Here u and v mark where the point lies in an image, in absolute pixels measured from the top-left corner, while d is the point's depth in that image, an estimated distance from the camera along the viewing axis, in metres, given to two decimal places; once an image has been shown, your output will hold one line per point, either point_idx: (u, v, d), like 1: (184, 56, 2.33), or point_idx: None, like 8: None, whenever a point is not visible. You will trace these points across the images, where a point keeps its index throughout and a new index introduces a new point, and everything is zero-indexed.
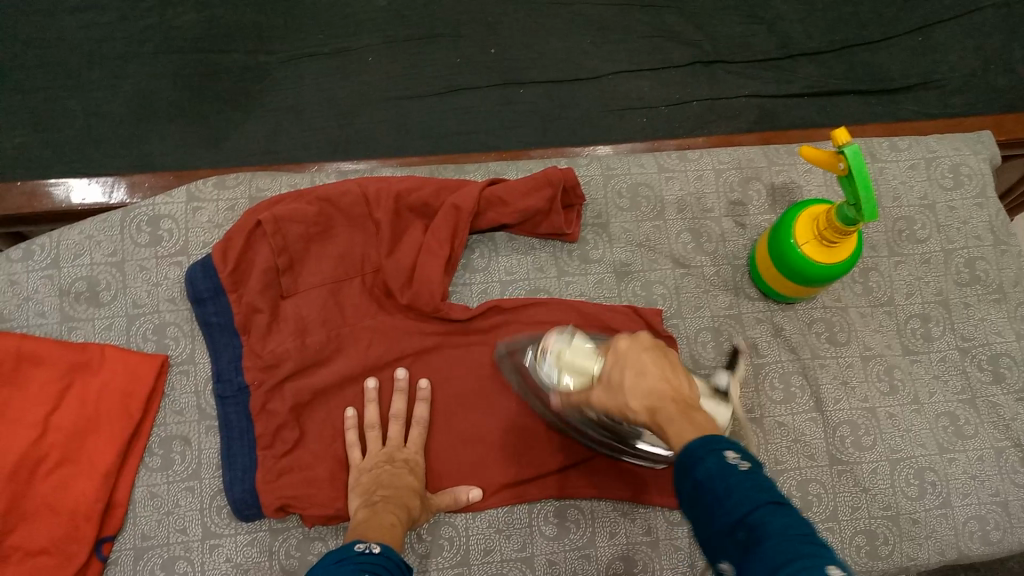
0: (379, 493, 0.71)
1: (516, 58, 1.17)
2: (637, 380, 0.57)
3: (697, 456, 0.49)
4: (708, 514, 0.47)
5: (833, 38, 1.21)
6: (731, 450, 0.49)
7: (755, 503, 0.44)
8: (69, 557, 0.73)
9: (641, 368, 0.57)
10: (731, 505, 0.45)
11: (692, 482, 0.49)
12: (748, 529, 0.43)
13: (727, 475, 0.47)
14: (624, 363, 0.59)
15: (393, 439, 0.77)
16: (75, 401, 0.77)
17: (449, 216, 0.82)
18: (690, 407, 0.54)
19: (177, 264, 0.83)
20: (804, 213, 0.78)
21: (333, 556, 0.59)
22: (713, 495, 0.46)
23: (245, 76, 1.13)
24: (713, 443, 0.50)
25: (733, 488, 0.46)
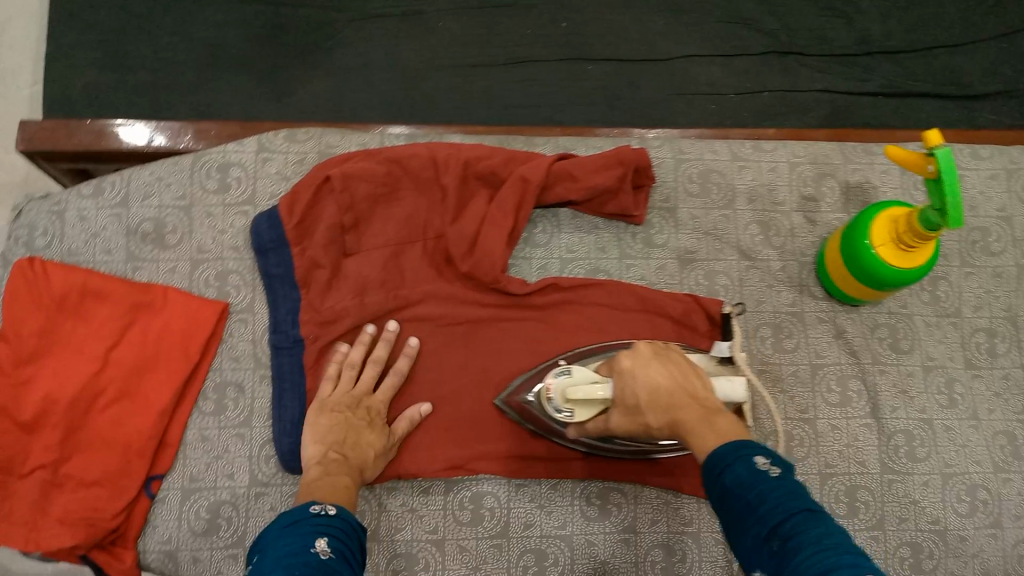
0: (338, 448, 0.71)
1: (588, 34, 1.15)
2: (651, 397, 0.62)
3: (726, 462, 0.52)
4: (738, 520, 0.49)
5: (917, 38, 1.17)
6: (761, 457, 0.51)
7: (787, 512, 0.47)
8: (120, 492, 0.75)
9: (650, 384, 0.63)
10: (763, 512, 0.47)
11: (721, 486, 0.51)
12: (781, 537, 0.46)
13: (759, 481, 0.49)
14: (633, 380, 0.64)
15: (364, 382, 0.77)
16: (135, 339, 0.78)
17: (517, 187, 0.81)
18: (710, 414, 0.59)
19: (243, 213, 0.83)
20: (882, 214, 0.76)
21: (287, 518, 0.59)
22: (745, 502, 0.49)
23: (313, 30, 1.13)
24: (742, 447, 0.53)
25: (764, 494, 0.48)
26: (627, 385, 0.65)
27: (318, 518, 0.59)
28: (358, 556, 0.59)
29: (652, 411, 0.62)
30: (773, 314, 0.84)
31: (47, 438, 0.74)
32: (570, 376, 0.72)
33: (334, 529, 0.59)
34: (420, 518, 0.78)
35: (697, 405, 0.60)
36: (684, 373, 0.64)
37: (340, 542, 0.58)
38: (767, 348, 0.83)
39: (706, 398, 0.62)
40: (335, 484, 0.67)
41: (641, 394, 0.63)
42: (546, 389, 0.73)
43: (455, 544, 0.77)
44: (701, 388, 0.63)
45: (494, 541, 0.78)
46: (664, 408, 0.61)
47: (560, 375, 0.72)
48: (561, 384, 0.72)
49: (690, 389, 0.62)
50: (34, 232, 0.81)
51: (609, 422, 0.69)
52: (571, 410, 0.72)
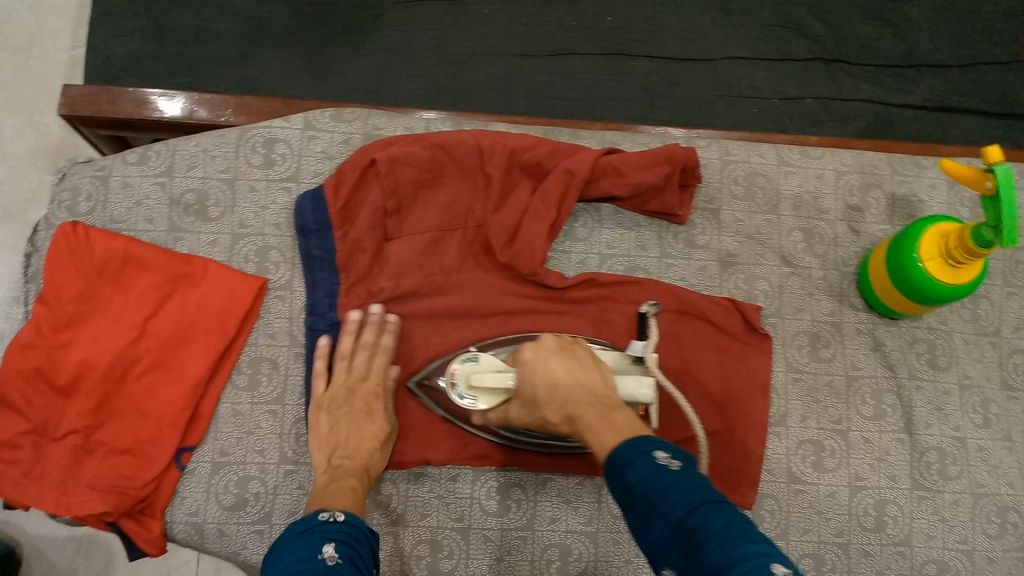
0: (340, 456, 0.71)
1: (634, 30, 1.14)
2: (551, 392, 0.63)
3: (627, 460, 0.52)
4: (644, 519, 0.49)
5: (966, 53, 1.15)
6: (661, 452, 0.51)
7: (690, 506, 0.46)
8: (151, 461, 0.75)
9: (551, 379, 0.63)
10: (668, 508, 0.47)
11: (624, 485, 0.51)
12: (686, 531, 0.45)
13: (661, 476, 0.49)
14: (536, 374, 0.65)
15: (359, 368, 0.76)
16: (174, 310, 0.78)
17: (562, 180, 0.80)
18: (607, 410, 0.59)
19: (286, 190, 0.83)
20: (932, 228, 0.75)
21: (299, 526, 0.60)
22: (648, 501, 0.49)
23: (358, 10, 1.12)
24: (641, 444, 0.53)
25: (668, 489, 0.48)
26: (530, 379, 0.66)
27: (327, 524, 0.60)
28: (369, 561, 0.60)
29: (551, 406, 0.63)
30: (811, 323, 0.84)
31: (81, 404, 0.75)
32: (476, 363, 0.74)
33: (343, 536, 0.59)
34: (446, 505, 0.78)
35: (596, 400, 0.61)
36: (586, 368, 0.65)
37: (348, 548, 0.58)
38: (803, 357, 0.83)
39: (606, 393, 0.62)
40: (341, 489, 0.67)
41: (542, 389, 0.64)
42: (449, 374, 0.75)
43: (481, 533, 0.77)
44: (603, 383, 0.63)
45: (519, 533, 0.77)
46: (562, 403, 0.62)
47: (466, 361, 0.74)
48: (466, 369, 0.73)
49: (592, 384, 0.62)
50: (78, 197, 0.82)
51: (507, 412, 0.72)
52: (474, 398, 0.74)
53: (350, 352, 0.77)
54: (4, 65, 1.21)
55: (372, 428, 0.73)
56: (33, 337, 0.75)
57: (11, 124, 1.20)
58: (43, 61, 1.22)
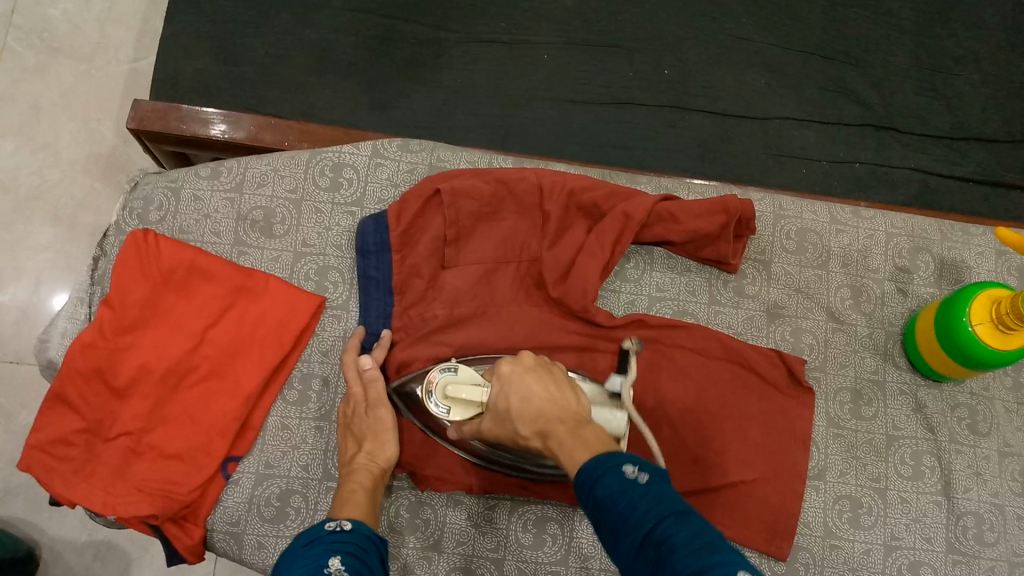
0: (346, 466, 0.73)
1: (687, 84, 1.18)
2: (523, 406, 0.61)
3: (596, 475, 0.49)
4: (613, 533, 0.47)
5: (1011, 129, 1.18)
6: (628, 465, 0.49)
7: (657, 515, 0.44)
8: (198, 468, 0.75)
9: (524, 393, 0.62)
10: (635, 519, 0.45)
11: (592, 500, 0.49)
12: (654, 542, 0.43)
13: (627, 489, 0.47)
14: (510, 390, 0.63)
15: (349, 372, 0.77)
16: (233, 321, 0.80)
17: (618, 222, 0.82)
18: (579, 426, 0.57)
19: (350, 214, 0.85)
20: (983, 293, 0.76)
21: (304, 537, 0.57)
22: (616, 515, 0.46)
23: (423, 48, 1.17)
24: (610, 458, 0.50)
25: (636, 502, 0.46)
26: (504, 393, 0.64)
27: (333, 535, 0.57)
28: (378, 571, 0.56)
29: (522, 421, 0.60)
30: (854, 379, 0.84)
31: (136, 406, 0.76)
32: (455, 374, 0.71)
33: (349, 545, 0.56)
34: (482, 534, 0.78)
35: (569, 416, 0.58)
36: (561, 387, 0.63)
37: (355, 558, 0.55)
38: (846, 412, 0.83)
39: (579, 411, 0.60)
40: (353, 499, 0.67)
41: (513, 402, 0.61)
42: (427, 381, 0.71)
43: (515, 565, 0.77)
44: (576, 400, 0.62)
45: (551, 568, 0.78)
46: (533, 418, 0.59)
47: (445, 370, 0.71)
48: (445, 379, 0.70)
49: (566, 401, 0.60)
50: (149, 205, 0.84)
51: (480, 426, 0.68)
52: (447, 408, 0.70)
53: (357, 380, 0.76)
54: (68, 72, 1.25)
55: (368, 430, 0.74)
56: (94, 337, 0.76)
57: (69, 129, 1.24)
58: (105, 71, 1.26)
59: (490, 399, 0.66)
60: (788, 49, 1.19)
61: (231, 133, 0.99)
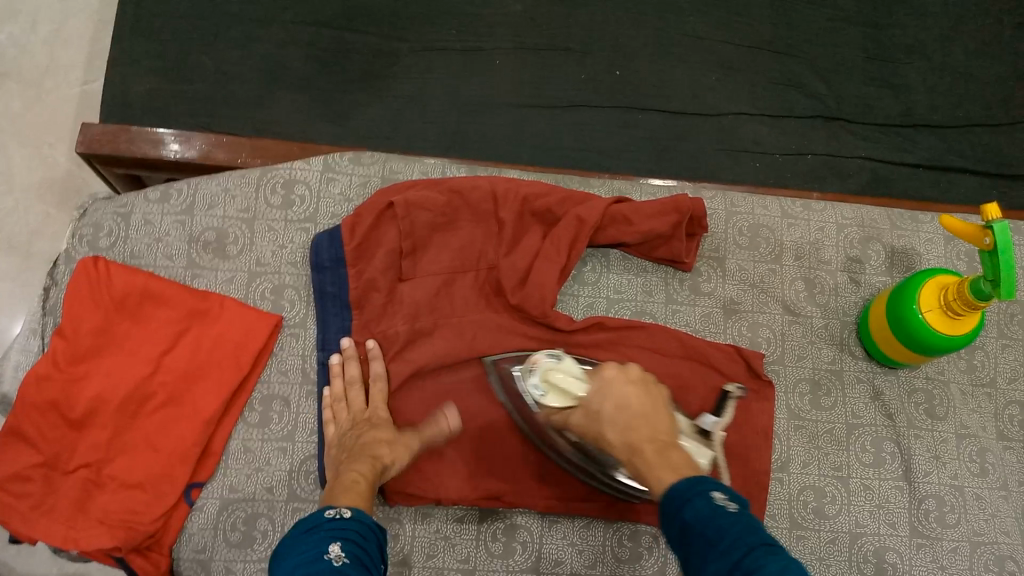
0: (347, 456, 0.72)
1: (640, 84, 1.19)
2: (619, 414, 0.67)
3: (686, 498, 0.53)
4: (699, 556, 0.49)
5: (957, 114, 1.20)
6: (719, 494, 0.52)
7: (747, 546, 0.47)
8: (160, 496, 0.74)
9: (622, 402, 0.68)
10: (725, 546, 0.47)
11: (680, 523, 0.52)
12: (742, 571, 0.45)
13: (717, 516, 0.50)
14: (608, 394, 0.69)
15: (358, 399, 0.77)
16: (190, 345, 0.79)
17: (572, 226, 0.83)
18: (666, 448, 0.62)
19: (304, 230, 0.85)
20: (932, 280, 0.78)
21: (304, 524, 0.59)
22: (705, 539, 0.49)
23: (375, 58, 1.16)
24: (700, 484, 0.54)
25: (724, 528, 0.48)
26: (603, 397, 0.69)
27: (334, 522, 0.59)
28: (376, 559, 0.58)
29: (616, 426, 0.66)
30: (813, 370, 0.86)
31: (94, 437, 0.75)
32: (559, 362, 0.75)
33: (350, 533, 0.58)
34: (452, 546, 0.78)
35: (658, 438, 0.64)
36: (657, 404, 0.68)
37: (356, 544, 0.57)
38: (805, 404, 0.84)
39: (668, 432, 0.65)
40: (355, 490, 0.66)
41: (610, 408, 0.68)
42: (531, 361, 0.76)
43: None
44: (667, 419, 0.67)
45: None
46: (625, 428, 0.66)
47: (550, 357, 0.76)
48: (547, 364, 0.75)
49: (658, 421, 0.66)
50: (99, 232, 0.83)
51: (568, 419, 0.73)
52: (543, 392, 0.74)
53: (343, 394, 0.78)
54: (17, 98, 1.23)
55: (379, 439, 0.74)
56: (49, 370, 0.75)
57: (21, 156, 1.22)
58: (55, 94, 1.24)
59: (587, 399, 0.71)
60: (737, 44, 1.21)
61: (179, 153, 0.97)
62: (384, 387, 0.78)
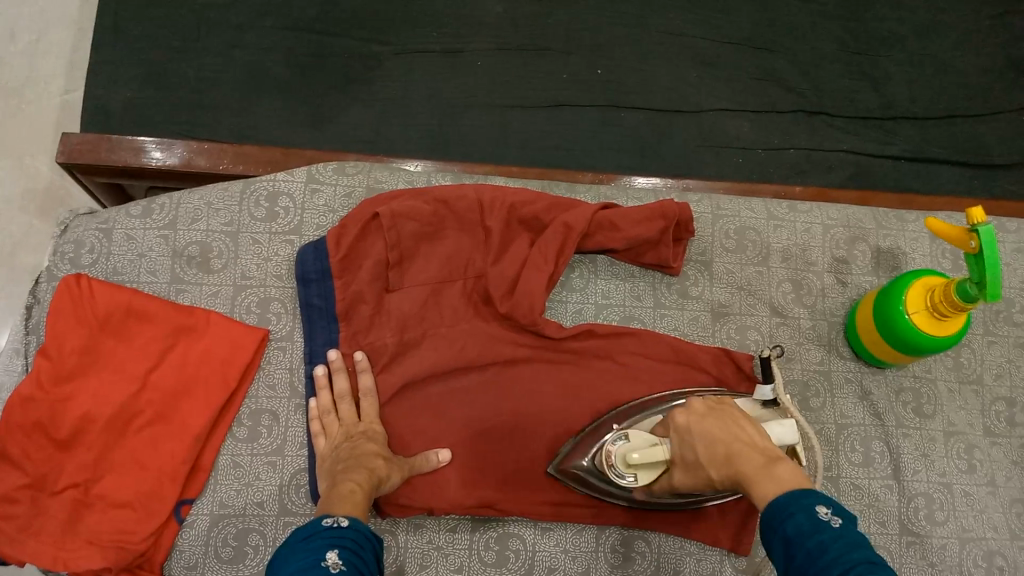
0: (341, 465, 0.71)
1: (623, 83, 1.18)
2: (711, 452, 0.63)
3: (787, 511, 0.52)
4: (800, 570, 0.49)
5: (940, 107, 1.21)
6: (822, 508, 0.51)
7: (849, 562, 0.46)
8: (150, 514, 0.74)
9: (708, 438, 0.64)
10: (826, 562, 0.47)
11: (781, 536, 0.51)
12: None
13: (818, 531, 0.49)
14: (692, 440, 0.66)
15: (348, 414, 0.76)
16: (176, 362, 0.78)
17: (559, 233, 0.82)
18: (771, 462, 0.59)
19: (289, 242, 0.84)
20: (918, 281, 0.78)
21: (302, 530, 0.57)
22: (805, 553, 0.49)
23: (356, 62, 1.15)
24: (803, 499, 0.53)
25: (826, 544, 0.48)
26: (687, 445, 0.66)
27: (331, 530, 0.57)
28: (372, 568, 0.57)
29: (714, 465, 0.63)
30: (801, 372, 0.86)
31: (81, 457, 0.74)
32: (627, 441, 0.73)
33: (347, 541, 0.57)
34: (445, 556, 0.78)
35: (759, 455, 0.60)
36: (739, 422, 0.66)
37: (353, 553, 0.56)
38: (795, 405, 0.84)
39: (764, 445, 0.62)
40: (352, 497, 0.65)
41: (701, 452, 0.64)
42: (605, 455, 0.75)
43: None
44: (755, 432, 0.64)
45: None
46: (724, 462, 0.62)
47: (618, 441, 0.74)
48: (620, 450, 0.73)
49: (751, 440, 0.63)
50: (80, 248, 0.82)
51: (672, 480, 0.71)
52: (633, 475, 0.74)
53: (331, 405, 0.77)
54: None
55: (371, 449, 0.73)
56: (33, 390, 0.74)
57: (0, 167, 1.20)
58: (35, 104, 1.22)
59: (676, 452, 0.68)
60: (719, 41, 1.21)
61: (158, 161, 0.96)
62: (373, 402, 0.77)
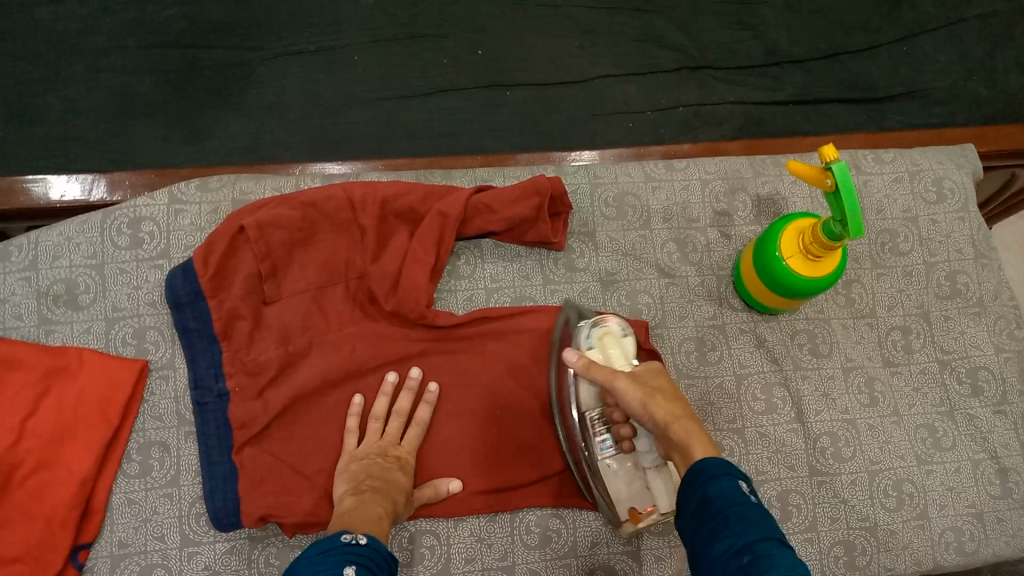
0: (367, 483, 0.70)
1: (503, 60, 1.17)
2: (668, 393, 0.65)
3: (713, 473, 0.54)
4: (712, 530, 0.50)
5: (819, 47, 1.21)
6: (744, 483, 0.53)
7: (759, 535, 0.48)
8: (45, 565, 0.71)
9: (673, 388, 0.66)
10: (740, 528, 0.48)
11: (702, 494, 0.53)
12: (753, 553, 0.46)
13: (740, 500, 0.51)
14: (661, 378, 0.67)
15: (390, 433, 0.76)
16: (53, 406, 0.76)
17: (436, 223, 0.81)
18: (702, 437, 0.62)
19: (158, 267, 0.82)
20: (790, 226, 0.79)
21: (319, 547, 0.58)
22: (721, 517, 0.50)
23: (228, 72, 1.12)
24: (729, 467, 0.55)
25: (744, 513, 0.50)
26: (653, 374, 0.68)
27: (349, 546, 0.58)
28: None
29: (665, 398, 0.64)
30: (695, 329, 0.86)
31: None
32: (622, 337, 0.73)
33: (364, 558, 0.57)
34: None
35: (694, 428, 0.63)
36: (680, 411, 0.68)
37: (370, 570, 0.56)
38: (692, 362, 0.85)
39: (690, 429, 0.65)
40: (370, 513, 0.66)
41: (662, 386, 0.66)
42: (600, 318, 0.74)
43: None
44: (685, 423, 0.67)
45: None
46: (674, 404, 0.64)
47: (619, 329, 0.74)
48: (612, 332, 0.73)
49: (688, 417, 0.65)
50: None
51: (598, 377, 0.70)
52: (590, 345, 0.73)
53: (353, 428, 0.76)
54: None
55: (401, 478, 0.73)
56: None
57: None
58: None
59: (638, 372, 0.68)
60: (595, 8, 1.20)
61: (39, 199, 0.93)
62: (421, 433, 0.77)
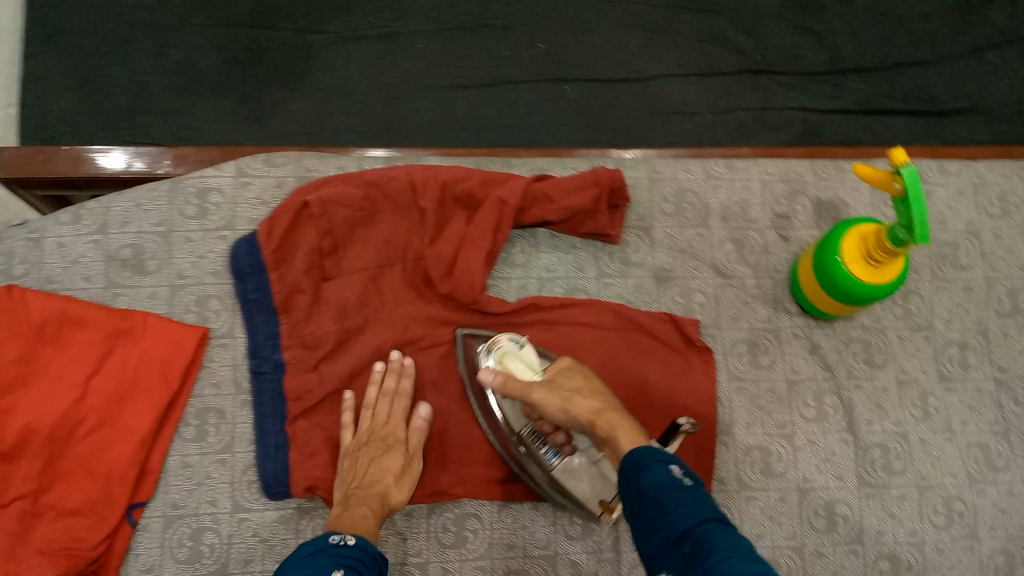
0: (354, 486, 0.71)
1: (563, 55, 1.17)
2: (580, 392, 0.69)
3: (644, 464, 0.56)
4: (650, 522, 0.52)
5: (884, 56, 1.20)
6: (676, 467, 0.55)
7: (695, 520, 0.49)
8: (102, 520, 0.73)
9: (585, 382, 0.70)
10: (676, 517, 0.50)
11: (637, 487, 0.55)
12: (692, 540, 0.48)
13: (673, 486, 0.52)
14: (573, 375, 0.71)
15: (381, 414, 0.76)
16: (115, 367, 0.78)
17: (495, 209, 0.82)
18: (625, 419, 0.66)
19: (223, 238, 0.84)
20: (853, 230, 0.78)
21: (307, 548, 0.59)
22: (658, 507, 0.52)
23: (292, 53, 1.14)
24: (658, 454, 0.57)
25: (678, 499, 0.51)
26: (563, 376, 0.71)
27: (336, 548, 0.60)
28: None
29: (582, 398, 0.68)
30: (748, 330, 0.86)
31: (27, 466, 0.73)
32: (519, 347, 0.77)
33: (353, 561, 0.59)
34: (406, 540, 0.77)
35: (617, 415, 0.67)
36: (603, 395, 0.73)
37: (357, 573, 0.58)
38: (744, 364, 0.84)
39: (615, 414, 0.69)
40: (353, 515, 0.66)
41: (574, 387, 0.69)
42: (492, 342, 0.77)
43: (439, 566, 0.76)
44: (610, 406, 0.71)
45: (477, 563, 0.76)
46: (589, 401, 0.67)
47: (512, 341, 0.77)
48: (509, 348, 0.76)
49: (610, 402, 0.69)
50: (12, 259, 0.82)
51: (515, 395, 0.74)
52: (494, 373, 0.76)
53: (374, 400, 0.77)
54: None
55: (386, 461, 0.73)
56: None
57: None
58: None
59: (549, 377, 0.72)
60: (657, 7, 1.20)
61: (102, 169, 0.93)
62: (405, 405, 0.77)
